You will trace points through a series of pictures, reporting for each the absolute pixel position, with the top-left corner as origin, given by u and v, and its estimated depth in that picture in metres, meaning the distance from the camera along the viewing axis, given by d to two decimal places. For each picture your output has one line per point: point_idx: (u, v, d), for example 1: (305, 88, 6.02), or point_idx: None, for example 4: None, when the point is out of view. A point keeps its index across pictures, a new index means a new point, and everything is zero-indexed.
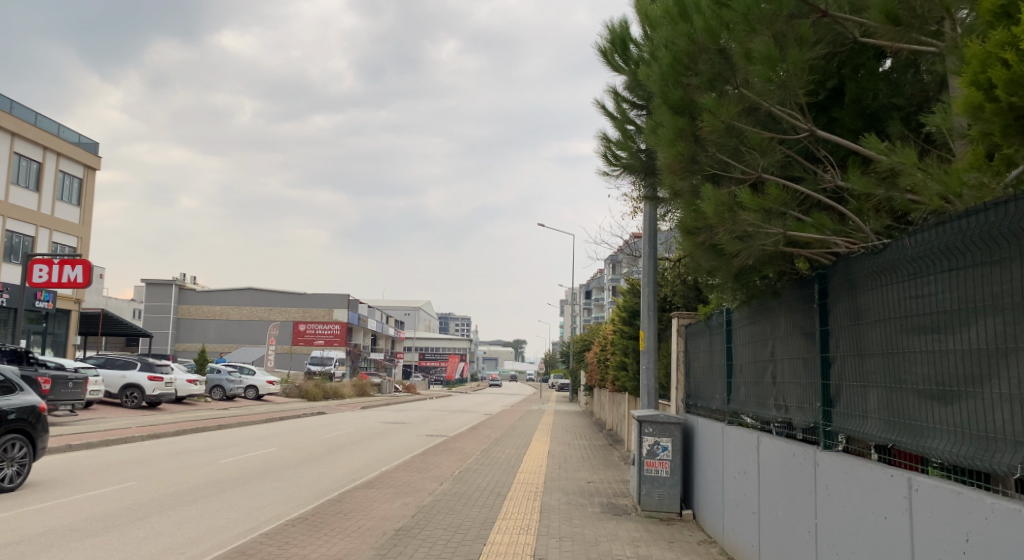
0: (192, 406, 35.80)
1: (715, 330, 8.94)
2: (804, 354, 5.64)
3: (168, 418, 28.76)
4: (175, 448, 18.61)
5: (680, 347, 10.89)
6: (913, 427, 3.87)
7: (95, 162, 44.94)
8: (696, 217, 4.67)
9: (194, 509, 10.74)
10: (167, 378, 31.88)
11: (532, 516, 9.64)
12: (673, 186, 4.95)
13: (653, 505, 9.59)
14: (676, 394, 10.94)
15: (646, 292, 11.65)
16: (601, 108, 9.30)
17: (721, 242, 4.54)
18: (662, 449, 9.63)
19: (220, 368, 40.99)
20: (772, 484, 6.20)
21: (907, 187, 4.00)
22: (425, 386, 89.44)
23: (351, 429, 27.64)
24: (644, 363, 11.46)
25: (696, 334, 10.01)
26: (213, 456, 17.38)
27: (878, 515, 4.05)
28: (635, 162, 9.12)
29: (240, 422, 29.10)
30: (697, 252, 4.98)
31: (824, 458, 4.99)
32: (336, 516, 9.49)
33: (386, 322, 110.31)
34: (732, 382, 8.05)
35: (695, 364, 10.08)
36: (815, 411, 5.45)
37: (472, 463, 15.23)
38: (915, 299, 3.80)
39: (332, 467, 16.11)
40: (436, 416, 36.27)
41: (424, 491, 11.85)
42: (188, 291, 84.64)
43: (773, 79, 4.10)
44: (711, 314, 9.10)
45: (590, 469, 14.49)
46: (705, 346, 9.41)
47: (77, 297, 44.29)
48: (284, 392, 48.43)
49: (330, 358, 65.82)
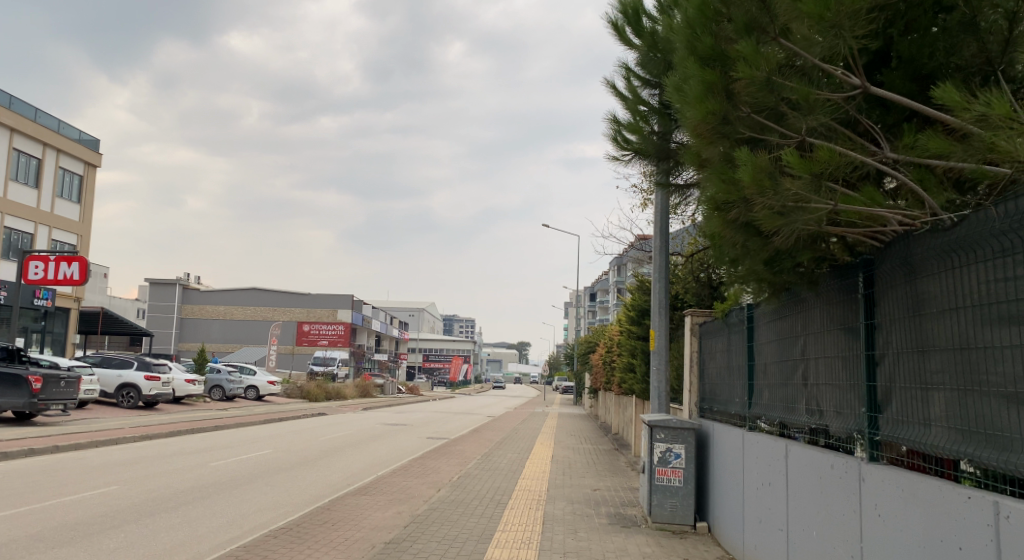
0: (190, 406, 35.22)
1: (734, 329, 8.24)
2: (845, 352, 4.94)
3: (165, 419, 28.17)
4: (166, 450, 17.96)
5: (692, 347, 10.19)
6: (994, 438, 3.20)
7: (95, 159, 44.39)
8: (727, 187, 3.98)
9: (176, 517, 10.09)
10: (165, 378, 31.29)
11: (534, 529, 8.93)
12: (699, 152, 4.28)
13: (666, 516, 8.88)
14: (688, 397, 10.24)
15: (657, 289, 10.94)
16: (612, 88, 8.64)
17: (758, 217, 3.85)
18: (675, 457, 8.94)
19: (221, 368, 40.41)
20: (802, 497, 5.52)
21: (987, 149, 3.30)
22: (429, 388, 88.78)
23: (351, 430, 27.00)
24: (653, 364, 10.85)
25: (712, 332, 9.33)
26: (205, 459, 16.75)
27: (950, 544, 3.38)
28: (647, 145, 8.48)
29: (238, 423, 28.49)
30: (728, 229, 4.29)
31: (872, 472, 4.31)
32: (323, 527, 8.81)
33: (391, 323, 109.79)
34: (754, 384, 7.35)
35: (710, 365, 9.39)
36: (858, 417, 4.74)
37: (472, 468, 14.56)
38: (1002, 283, 3.14)
39: (327, 472, 15.43)
40: (439, 418, 35.59)
41: (421, 499, 11.17)
42: (191, 291, 84.23)
43: (825, 20, 3.35)
44: (730, 311, 8.41)
45: (596, 475, 13.81)
46: (723, 344, 8.71)
47: (77, 295, 43.75)
48: (285, 393, 47.76)
49: (333, 359, 65.24)
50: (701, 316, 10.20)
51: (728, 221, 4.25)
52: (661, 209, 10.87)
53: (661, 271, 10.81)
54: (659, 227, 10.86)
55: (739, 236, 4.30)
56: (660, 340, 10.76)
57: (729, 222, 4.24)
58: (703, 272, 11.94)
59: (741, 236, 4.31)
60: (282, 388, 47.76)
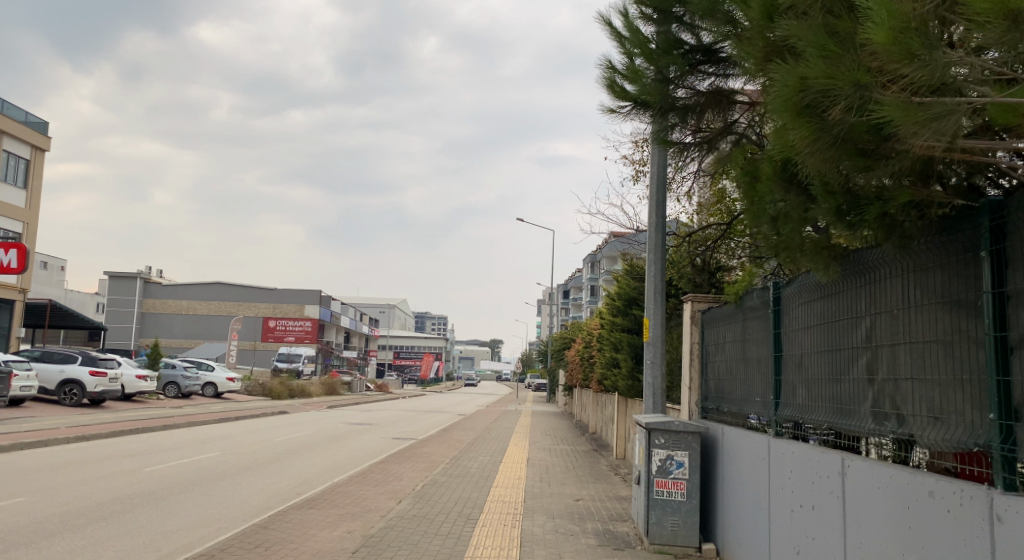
0: (142, 403, 33.12)
1: (752, 315, 6.88)
2: (952, 337, 3.54)
3: (109, 418, 26.17)
4: (99, 452, 16.15)
5: (692, 338, 8.84)
6: None
7: (43, 143, 41.90)
8: (828, 71, 2.62)
9: (81, 537, 8.44)
10: (111, 374, 29.24)
11: (510, 554, 7.43)
12: (784, 27, 2.89)
13: (666, 537, 7.51)
14: (688, 394, 8.91)
15: (651, 269, 9.51)
16: (607, 26, 7.22)
17: (886, 112, 2.46)
18: (677, 466, 7.55)
19: (176, 364, 38.27)
20: (871, 531, 4.13)
21: None
22: (399, 385, 87.14)
23: (311, 430, 25.32)
24: (647, 357, 9.48)
25: (719, 320, 7.99)
26: (141, 463, 15.03)
27: None
28: (648, 92, 7.11)
29: (191, 421, 26.62)
30: (822, 145, 2.88)
31: (1015, 508, 2.92)
32: (255, 553, 7.26)
33: (361, 319, 107.86)
34: (783, 381, 5.98)
35: (716, 358, 8.04)
36: (973, 428, 3.36)
37: (439, 474, 13.05)
38: None
39: (277, 478, 13.84)
40: (407, 416, 34.03)
41: (377, 513, 9.65)
42: (152, 285, 81.26)
43: None
44: (746, 294, 7.07)
45: (576, 482, 12.43)
46: (737, 334, 7.33)
47: (23, 286, 41.26)
48: (245, 390, 45.72)
49: (298, 355, 63.23)
50: (703, 302, 8.85)
51: (823, 131, 2.84)
52: (657, 173, 9.49)
53: (656, 250, 9.45)
54: (655, 197, 9.43)
55: (835, 155, 2.89)
56: (655, 330, 9.37)
57: (826, 133, 2.82)
58: (701, 255, 10.60)
59: (837, 155, 2.92)
60: (243, 385, 45.70)
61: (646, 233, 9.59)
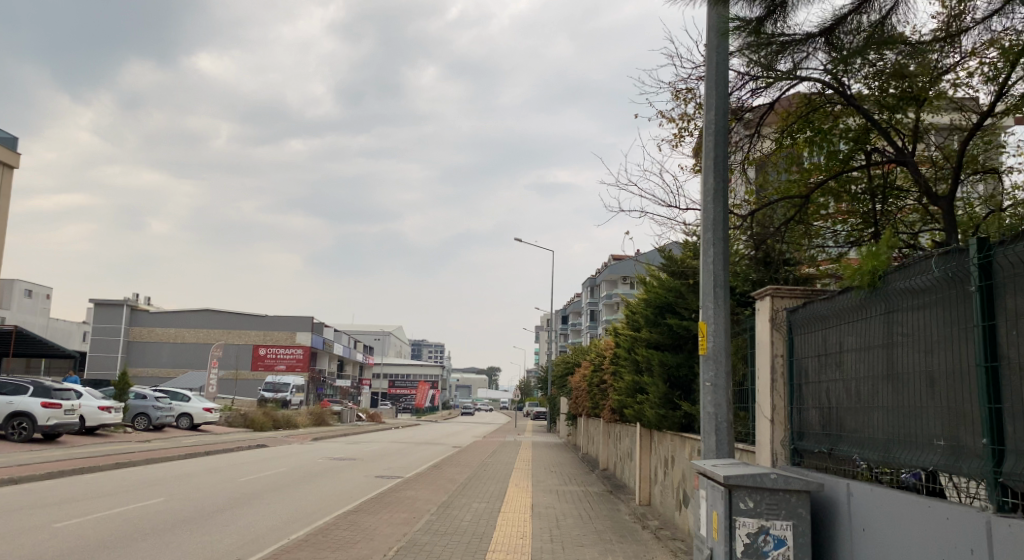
0: (106, 438, 30.03)
1: (901, 308, 4.33)
2: None
3: (58, 455, 23.20)
4: (11, 501, 13.21)
5: (776, 349, 6.27)
6: None
7: (13, 159, 37.92)
8: None
9: None
10: (68, 405, 26.32)
11: None
12: None
13: None
14: (770, 430, 6.25)
15: (707, 249, 6.87)
16: None
17: None
18: (774, 545, 4.88)
19: (147, 394, 35.17)
20: None
21: None
22: (393, 414, 83.81)
23: (286, 467, 22.40)
24: (704, 379, 6.75)
25: (826, 320, 5.40)
26: (54, 517, 12.09)
27: None
28: None
29: (151, 456, 23.63)
30: None
31: None
32: None
33: (355, 347, 104.58)
34: (1007, 413, 3.32)
35: (824, 377, 5.40)
36: None
37: (420, 531, 10.23)
38: None
39: (218, 535, 10.95)
40: (397, 449, 31.10)
41: None
42: (140, 312, 78.27)
43: None
44: (889, 275, 4.50)
45: (597, 543, 9.68)
46: (868, 342, 4.72)
47: None
48: (225, 422, 42.58)
49: (285, 385, 60.09)
50: (787, 298, 6.36)
51: None
52: (714, 121, 7.00)
53: (717, 226, 6.83)
54: (714, 155, 6.93)
55: None
56: (716, 341, 6.67)
57: None
58: (763, 241, 8.08)
59: None
60: (224, 417, 42.61)
61: (700, 206, 7.02)
